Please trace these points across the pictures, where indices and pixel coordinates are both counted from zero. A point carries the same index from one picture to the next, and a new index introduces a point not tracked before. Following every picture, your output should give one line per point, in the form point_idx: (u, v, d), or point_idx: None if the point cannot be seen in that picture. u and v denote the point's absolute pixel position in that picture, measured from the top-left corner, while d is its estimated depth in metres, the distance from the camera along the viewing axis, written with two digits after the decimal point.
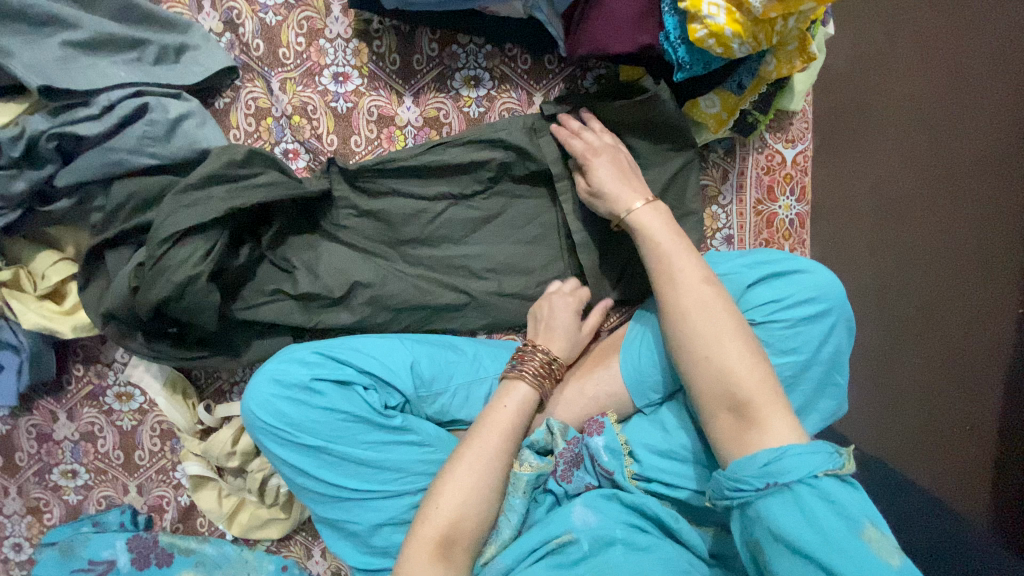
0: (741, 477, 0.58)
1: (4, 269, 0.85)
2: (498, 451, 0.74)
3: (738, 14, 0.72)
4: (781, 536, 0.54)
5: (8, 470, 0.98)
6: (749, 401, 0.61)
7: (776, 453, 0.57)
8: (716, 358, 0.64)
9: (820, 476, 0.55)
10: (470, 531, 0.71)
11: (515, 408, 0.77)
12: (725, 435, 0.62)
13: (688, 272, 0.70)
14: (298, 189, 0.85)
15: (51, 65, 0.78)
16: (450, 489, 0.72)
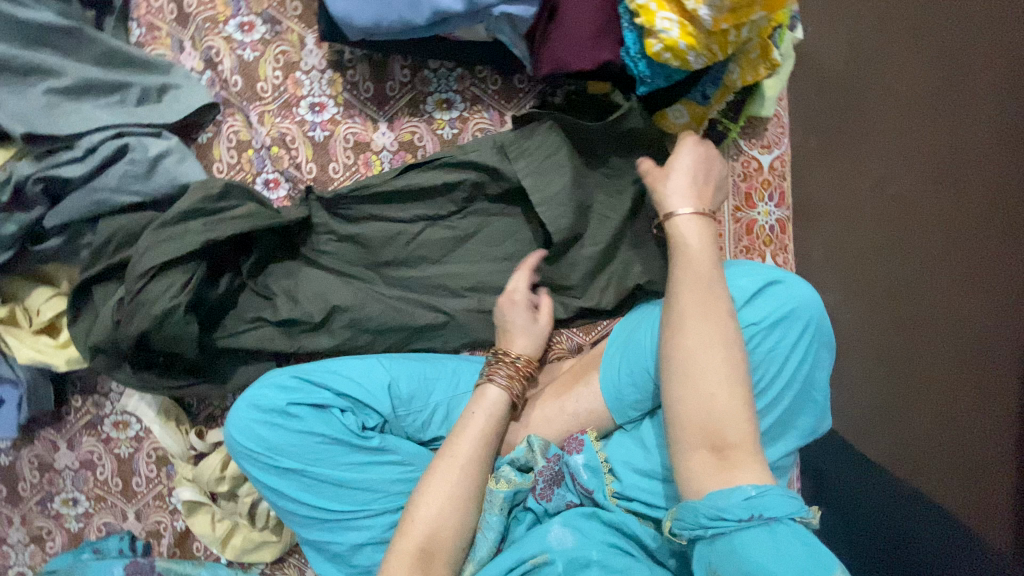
0: (723, 506, 0.56)
1: (1, 307, 0.91)
2: (473, 459, 0.77)
3: (690, 27, 0.72)
4: (752, 570, 0.53)
5: (12, 500, 1.05)
6: (734, 447, 0.59)
7: (759, 489, 0.56)
8: (710, 400, 0.61)
9: (795, 520, 0.55)
10: (446, 543, 0.74)
11: (484, 413, 0.80)
12: (702, 472, 0.60)
13: (715, 304, 0.65)
14: (274, 219, 0.86)
15: (36, 113, 0.83)
16: (427, 500, 0.75)
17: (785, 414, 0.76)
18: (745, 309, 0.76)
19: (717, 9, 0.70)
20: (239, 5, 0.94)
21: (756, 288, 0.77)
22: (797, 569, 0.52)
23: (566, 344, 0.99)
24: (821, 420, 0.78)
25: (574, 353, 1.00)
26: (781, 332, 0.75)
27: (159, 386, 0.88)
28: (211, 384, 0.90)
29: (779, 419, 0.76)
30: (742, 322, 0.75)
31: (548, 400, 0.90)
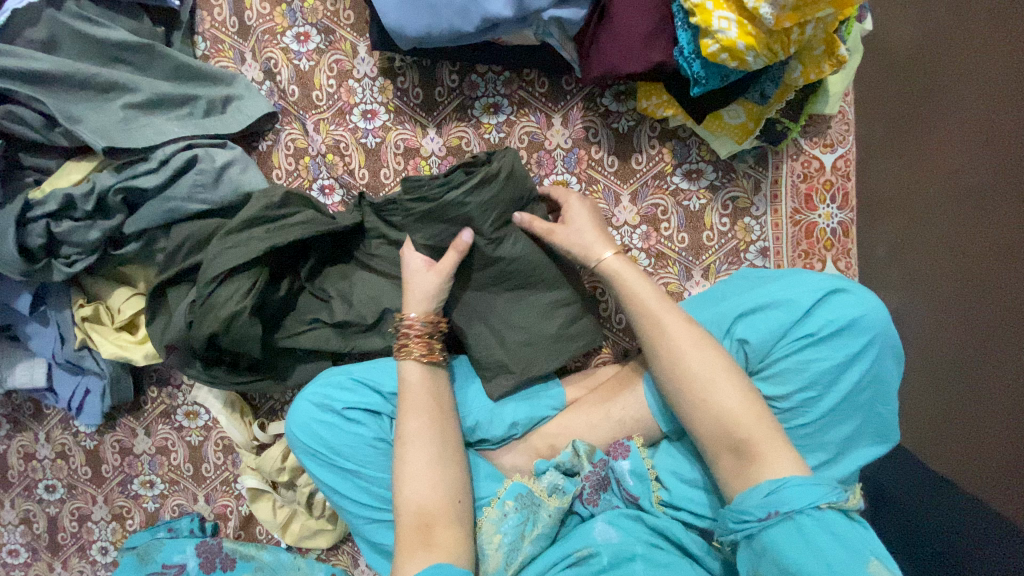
0: (745, 507, 0.61)
1: (87, 306, 0.99)
2: (421, 422, 0.79)
3: (750, 26, 0.69)
4: (786, 565, 0.57)
5: (97, 480, 1.14)
6: (748, 441, 0.64)
7: (776, 484, 0.60)
8: (714, 403, 0.67)
9: (822, 507, 0.58)
10: (439, 509, 0.74)
11: (417, 382, 0.82)
12: (730, 478, 0.65)
13: (669, 315, 0.73)
14: (327, 226, 0.89)
15: (114, 127, 0.88)
16: (406, 480, 0.76)
17: (849, 429, 0.72)
18: (798, 321, 0.73)
19: (780, 7, 0.66)
20: (295, 16, 0.97)
21: (811, 297, 0.73)
22: (831, 559, 0.55)
23: (611, 349, 1.01)
24: (890, 435, 0.73)
25: (619, 358, 1.01)
26: (841, 344, 0.71)
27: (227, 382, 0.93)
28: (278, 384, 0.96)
29: (843, 434, 0.73)
30: (795, 335, 0.72)
31: (593, 405, 0.90)
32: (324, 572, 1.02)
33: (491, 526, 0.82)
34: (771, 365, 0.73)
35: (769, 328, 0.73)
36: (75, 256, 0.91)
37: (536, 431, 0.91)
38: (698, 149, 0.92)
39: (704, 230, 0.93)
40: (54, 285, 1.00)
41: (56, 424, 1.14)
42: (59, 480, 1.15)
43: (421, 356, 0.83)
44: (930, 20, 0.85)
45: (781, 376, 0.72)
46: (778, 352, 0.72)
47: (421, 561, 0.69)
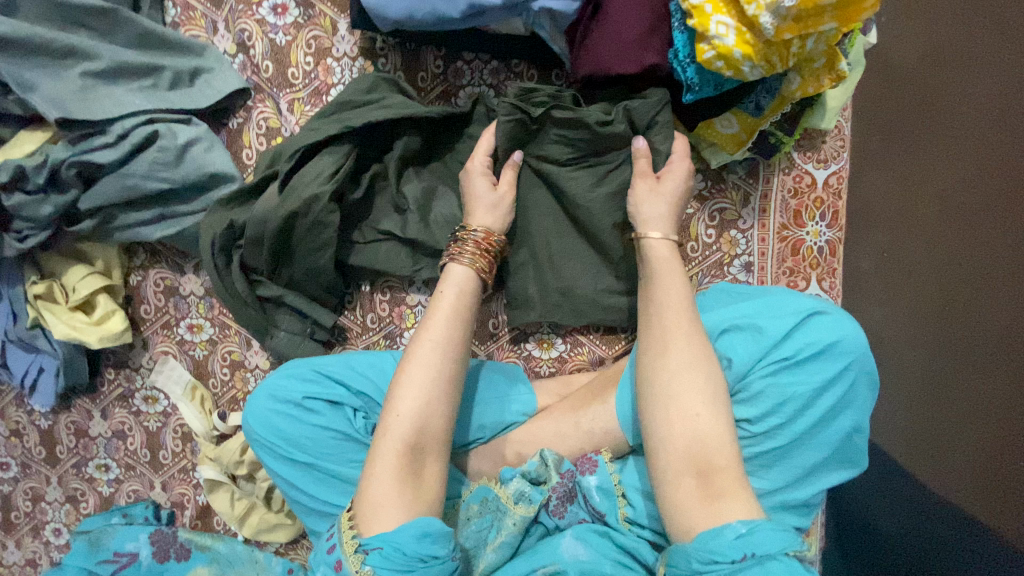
0: (716, 548, 0.56)
1: (40, 283, 0.94)
2: (446, 345, 0.70)
3: (749, 34, 0.65)
4: None
5: (51, 461, 1.10)
6: (722, 469, 0.61)
7: (748, 526, 0.57)
8: (696, 416, 0.63)
9: (790, 554, 0.55)
10: (436, 441, 0.67)
11: (452, 294, 0.74)
12: (690, 502, 0.60)
13: (664, 302, 0.70)
14: (416, 109, 0.82)
15: (71, 97, 0.82)
16: (410, 392, 0.67)
17: (819, 456, 0.70)
18: (777, 343, 0.70)
19: (782, 17, 0.62)
20: None
21: (790, 318, 0.71)
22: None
23: (588, 355, 0.98)
24: (860, 461, 0.72)
25: (594, 365, 0.98)
26: (820, 368, 0.68)
27: (254, 302, 0.88)
28: (294, 327, 0.91)
29: (812, 461, 0.70)
30: (775, 357, 0.69)
31: (564, 414, 0.88)
32: (281, 567, 1.00)
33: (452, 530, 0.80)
34: (748, 386, 0.69)
35: (751, 348, 0.70)
36: (27, 231, 0.87)
37: (504, 438, 0.89)
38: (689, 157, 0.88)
39: (688, 241, 0.90)
40: (7, 259, 0.95)
41: (9, 401, 1.10)
42: (12, 458, 1.12)
43: (473, 264, 0.76)
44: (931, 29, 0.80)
45: (757, 399, 0.69)
46: (755, 373, 0.69)
47: (396, 494, 0.63)
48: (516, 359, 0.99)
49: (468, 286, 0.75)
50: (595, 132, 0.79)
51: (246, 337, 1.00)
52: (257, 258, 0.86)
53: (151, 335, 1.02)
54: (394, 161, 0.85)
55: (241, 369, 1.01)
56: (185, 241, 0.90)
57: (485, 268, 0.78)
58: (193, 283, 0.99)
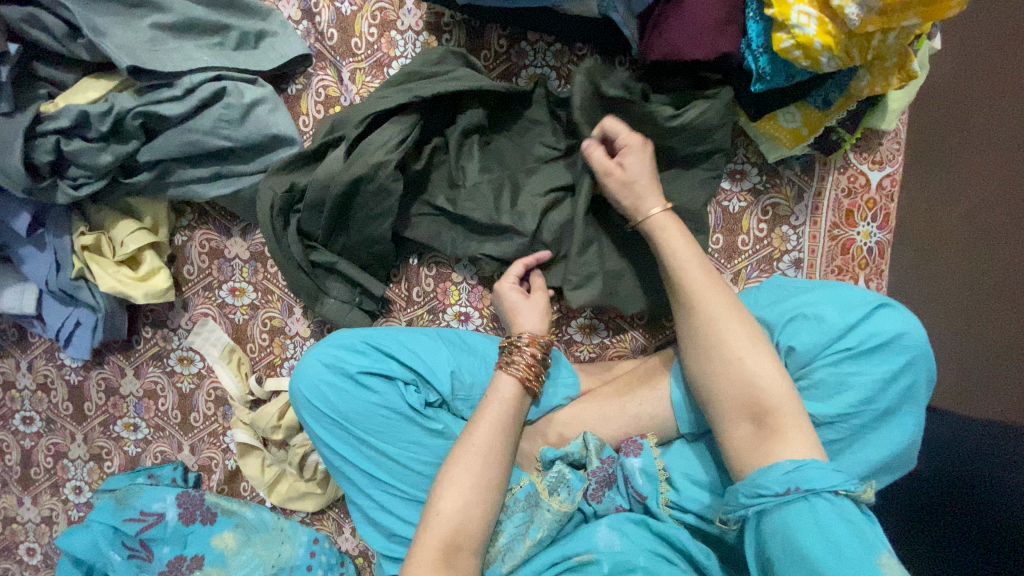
0: (762, 483, 0.58)
1: (89, 235, 0.93)
2: (493, 447, 0.73)
3: (831, 25, 0.66)
4: (797, 547, 0.54)
5: (78, 417, 1.09)
6: (773, 408, 0.62)
7: (797, 463, 0.57)
8: (724, 363, 0.66)
9: (838, 493, 0.55)
10: (473, 537, 0.69)
11: (502, 404, 0.76)
12: (742, 444, 0.62)
13: (689, 281, 0.71)
14: (484, 83, 0.83)
15: (141, 46, 0.83)
16: (450, 493, 0.71)
17: (882, 452, 0.70)
18: (841, 332, 0.71)
19: (868, 9, 0.63)
20: None
21: (856, 311, 0.72)
22: (841, 544, 0.52)
23: (629, 343, 0.98)
24: (908, 461, 0.73)
25: (636, 353, 0.98)
26: (883, 360, 0.69)
27: (307, 267, 0.89)
28: (344, 295, 0.91)
29: (873, 457, 0.70)
30: (835, 346, 0.71)
31: (607, 397, 0.88)
32: (307, 537, 1.00)
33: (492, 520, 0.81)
34: (810, 374, 0.71)
35: (813, 337, 0.71)
36: (83, 179, 0.86)
37: (547, 418, 0.89)
38: (745, 150, 0.89)
39: (740, 234, 0.91)
40: (56, 207, 0.94)
41: (39, 353, 1.09)
42: (37, 413, 1.10)
43: (522, 377, 0.77)
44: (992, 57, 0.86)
45: (818, 389, 0.70)
46: (818, 362, 0.71)
47: None
48: (557, 343, 0.99)
49: (517, 390, 0.77)
50: (641, 127, 0.80)
51: (288, 304, 0.99)
52: (315, 223, 0.87)
53: (192, 296, 1.02)
54: (458, 133, 0.86)
55: (281, 336, 1.00)
56: (239, 202, 0.90)
57: (533, 378, 0.78)
58: (239, 246, 0.99)
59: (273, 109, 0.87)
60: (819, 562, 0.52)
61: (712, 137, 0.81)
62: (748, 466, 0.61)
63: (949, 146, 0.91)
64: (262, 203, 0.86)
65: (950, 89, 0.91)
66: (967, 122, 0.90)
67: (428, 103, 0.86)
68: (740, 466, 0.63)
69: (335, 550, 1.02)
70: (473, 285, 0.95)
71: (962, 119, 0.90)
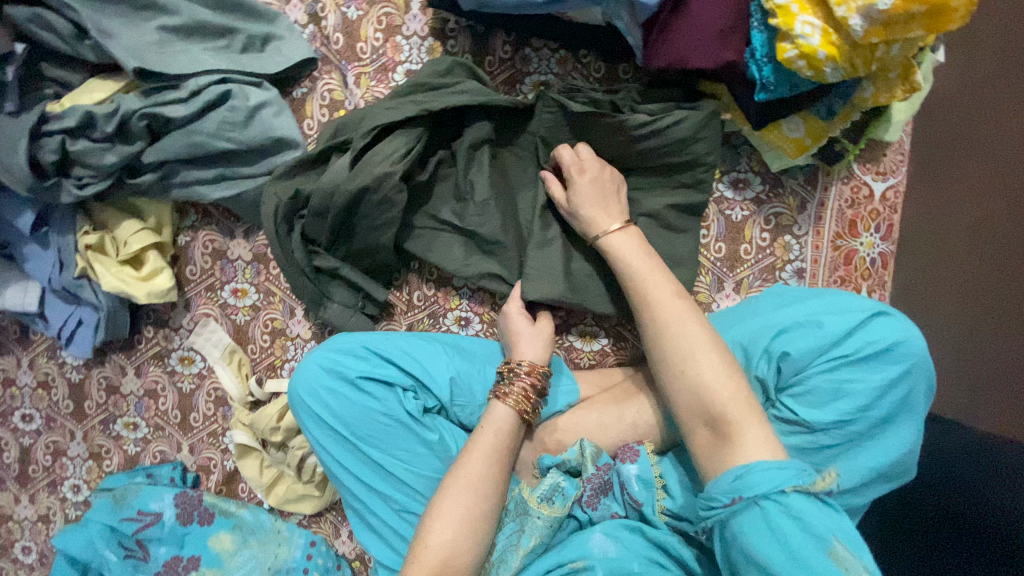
0: (713, 493, 0.58)
1: (92, 234, 0.94)
2: (485, 476, 0.73)
3: (834, 36, 0.66)
4: (754, 555, 0.54)
5: (78, 415, 1.09)
6: (724, 416, 0.61)
7: (744, 468, 0.57)
8: (716, 374, 0.65)
9: (786, 492, 0.55)
10: (462, 569, 0.69)
11: (493, 432, 0.76)
12: (700, 455, 0.62)
13: (660, 289, 0.72)
14: (491, 97, 0.84)
15: (148, 48, 0.83)
16: (440, 525, 0.70)
17: (878, 461, 0.70)
18: (837, 340, 0.71)
19: (871, 21, 0.63)
20: None
21: (851, 319, 0.71)
22: (795, 545, 0.53)
23: (629, 351, 0.98)
24: (907, 473, 0.73)
25: (637, 360, 0.98)
26: (878, 368, 0.69)
27: (310, 272, 0.89)
28: (346, 299, 0.91)
29: (869, 466, 0.70)
30: (831, 354, 0.70)
31: (607, 405, 0.88)
32: (304, 539, 1.00)
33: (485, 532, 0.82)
34: (805, 381, 0.70)
35: (809, 345, 0.71)
36: (87, 179, 0.86)
37: (545, 425, 0.89)
38: (748, 159, 0.89)
39: (742, 243, 0.91)
40: (60, 206, 0.94)
41: (41, 351, 1.09)
42: (37, 410, 1.10)
43: (518, 408, 0.77)
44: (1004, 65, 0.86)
45: (814, 396, 0.69)
46: (814, 369, 0.70)
47: None
48: (557, 349, 0.99)
49: (513, 424, 0.77)
50: (640, 133, 0.81)
51: (289, 306, 1.00)
52: (319, 229, 0.87)
53: (194, 296, 1.02)
54: (463, 145, 0.87)
55: (281, 337, 1.01)
56: (243, 204, 0.91)
57: (529, 409, 0.78)
58: (242, 248, 0.99)
59: (278, 114, 0.87)
60: (777, 566, 0.53)
61: (693, 146, 0.82)
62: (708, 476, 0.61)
63: (949, 157, 0.91)
64: (265, 208, 0.86)
65: (951, 102, 0.91)
66: (966, 133, 0.90)
67: (434, 115, 0.86)
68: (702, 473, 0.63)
69: (331, 553, 1.02)
70: (474, 291, 0.95)
71: (960, 130, 0.91)
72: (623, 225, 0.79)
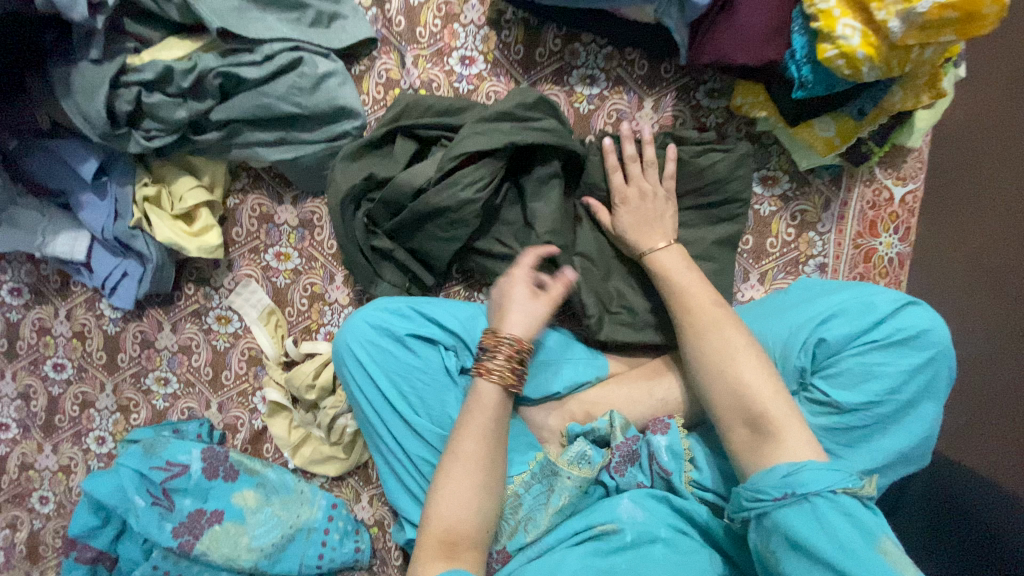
0: (761, 486, 0.61)
1: (151, 187, 0.98)
2: (482, 449, 0.73)
3: (873, 37, 0.72)
4: (798, 540, 0.57)
5: (110, 368, 1.11)
6: (764, 414, 0.65)
7: (793, 467, 0.60)
8: (735, 346, 0.71)
9: (837, 492, 0.57)
10: (469, 536, 0.69)
11: (488, 405, 0.75)
12: (741, 446, 0.66)
13: (699, 298, 0.77)
14: (570, 142, 0.89)
15: (228, 12, 0.89)
16: (447, 494, 0.71)
17: (902, 443, 0.73)
18: (869, 326, 0.75)
19: (910, 24, 0.70)
20: None
21: (881, 308, 0.76)
22: (846, 541, 0.55)
23: None
24: (925, 457, 0.76)
25: None
26: (907, 354, 0.73)
27: (367, 251, 0.94)
28: (395, 278, 0.96)
29: (893, 447, 0.73)
30: (862, 339, 0.75)
31: (635, 380, 0.92)
32: (326, 501, 1.02)
33: (513, 496, 0.85)
34: (836, 363, 0.75)
35: (842, 329, 0.76)
36: (155, 132, 0.91)
37: (575, 396, 0.92)
38: (778, 158, 0.95)
39: (769, 236, 0.96)
40: (121, 159, 0.99)
41: (79, 302, 1.11)
42: (69, 360, 1.13)
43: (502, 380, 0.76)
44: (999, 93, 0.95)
45: (845, 377, 0.74)
46: (846, 352, 0.75)
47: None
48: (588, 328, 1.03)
49: (499, 396, 0.76)
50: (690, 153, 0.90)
51: (330, 271, 1.03)
52: (384, 216, 0.91)
53: (238, 257, 1.06)
54: (535, 178, 0.91)
55: (320, 302, 1.04)
56: (300, 167, 0.95)
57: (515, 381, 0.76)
58: (289, 213, 1.03)
59: (341, 85, 0.93)
60: (822, 553, 0.56)
61: (732, 181, 0.90)
62: (745, 472, 0.65)
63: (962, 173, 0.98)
64: (340, 194, 0.90)
65: (965, 126, 0.98)
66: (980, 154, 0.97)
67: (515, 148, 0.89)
68: (743, 466, 0.66)
69: (351, 518, 1.03)
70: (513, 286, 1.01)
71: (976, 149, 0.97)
72: (668, 243, 0.85)
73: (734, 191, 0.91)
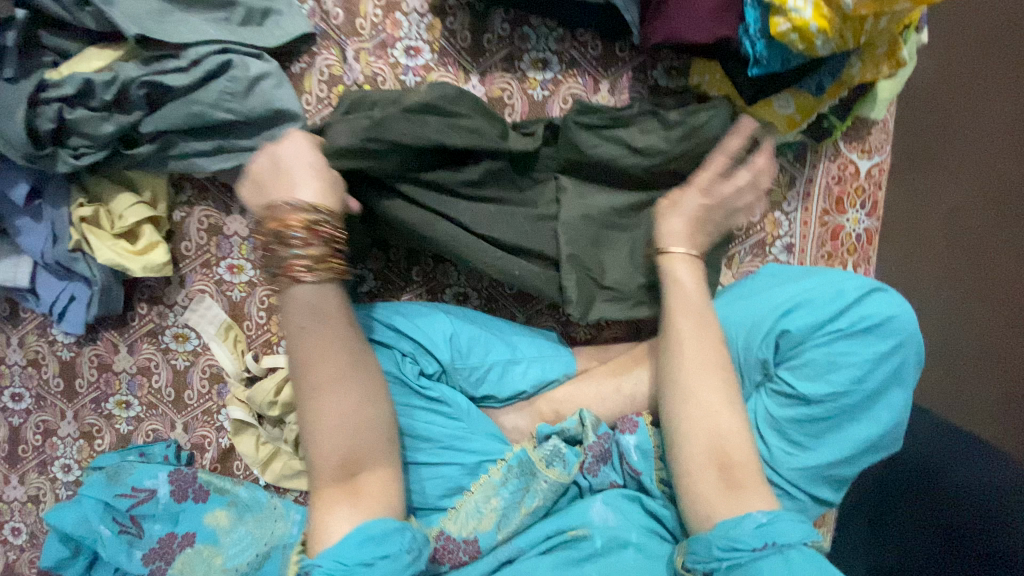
0: (739, 536, 0.61)
1: (87, 206, 0.93)
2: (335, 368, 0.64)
3: (826, 9, 0.69)
4: None
5: (68, 395, 1.08)
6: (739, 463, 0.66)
7: (769, 516, 0.62)
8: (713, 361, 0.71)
9: (806, 544, 0.61)
10: (369, 459, 0.66)
11: (317, 312, 0.64)
12: (713, 496, 0.65)
13: (691, 323, 0.73)
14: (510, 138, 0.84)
15: (148, 17, 0.83)
16: (326, 428, 0.64)
17: (869, 432, 0.72)
18: (834, 315, 0.73)
19: None
20: None
21: (847, 294, 0.74)
22: None
23: (625, 326, 1.00)
24: (898, 440, 0.75)
25: (632, 335, 1.00)
26: (873, 341, 0.71)
27: None
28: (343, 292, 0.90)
29: (862, 436, 0.72)
30: (828, 328, 0.73)
31: (603, 376, 0.90)
32: (300, 515, 0.99)
33: (488, 489, 0.81)
34: (802, 354, 0.73)
35: (808, 319, 0.73)
36: (84, 149, 0.86)
37: (543, 396, 0.91)
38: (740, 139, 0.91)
39: None
40: (53, 178, 0.94)
41: (31, 329, 1.07)
42: (27, 389, 1.09)
43: (324, 275, 0.66)
44: (958, 58, 0.92)
45: (810, 368, 0.72)
46: (811, 343, 0.73)
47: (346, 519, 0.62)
48: (556, 323, 1.00)
49: (327, 290, 0.66)
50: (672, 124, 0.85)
51: None
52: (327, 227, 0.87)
53: (189, 273, 1.01)
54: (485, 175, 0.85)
55: None
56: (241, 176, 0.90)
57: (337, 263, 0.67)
58: (238, 223, 0.99)
59: (273, 85, 0.87)
60: None
61: (720, 144, 0.85)
62: (716, 516, 0.65)
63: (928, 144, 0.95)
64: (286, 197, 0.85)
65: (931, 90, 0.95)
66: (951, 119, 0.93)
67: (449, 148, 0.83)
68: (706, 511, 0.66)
69: None
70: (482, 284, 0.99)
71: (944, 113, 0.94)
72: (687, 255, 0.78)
73: (711, 162, 0.87)
